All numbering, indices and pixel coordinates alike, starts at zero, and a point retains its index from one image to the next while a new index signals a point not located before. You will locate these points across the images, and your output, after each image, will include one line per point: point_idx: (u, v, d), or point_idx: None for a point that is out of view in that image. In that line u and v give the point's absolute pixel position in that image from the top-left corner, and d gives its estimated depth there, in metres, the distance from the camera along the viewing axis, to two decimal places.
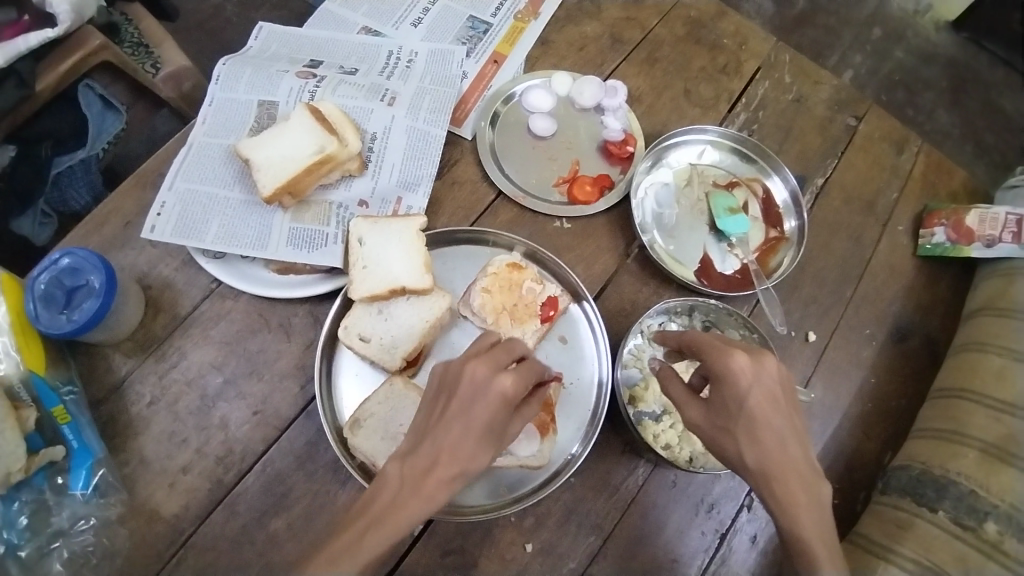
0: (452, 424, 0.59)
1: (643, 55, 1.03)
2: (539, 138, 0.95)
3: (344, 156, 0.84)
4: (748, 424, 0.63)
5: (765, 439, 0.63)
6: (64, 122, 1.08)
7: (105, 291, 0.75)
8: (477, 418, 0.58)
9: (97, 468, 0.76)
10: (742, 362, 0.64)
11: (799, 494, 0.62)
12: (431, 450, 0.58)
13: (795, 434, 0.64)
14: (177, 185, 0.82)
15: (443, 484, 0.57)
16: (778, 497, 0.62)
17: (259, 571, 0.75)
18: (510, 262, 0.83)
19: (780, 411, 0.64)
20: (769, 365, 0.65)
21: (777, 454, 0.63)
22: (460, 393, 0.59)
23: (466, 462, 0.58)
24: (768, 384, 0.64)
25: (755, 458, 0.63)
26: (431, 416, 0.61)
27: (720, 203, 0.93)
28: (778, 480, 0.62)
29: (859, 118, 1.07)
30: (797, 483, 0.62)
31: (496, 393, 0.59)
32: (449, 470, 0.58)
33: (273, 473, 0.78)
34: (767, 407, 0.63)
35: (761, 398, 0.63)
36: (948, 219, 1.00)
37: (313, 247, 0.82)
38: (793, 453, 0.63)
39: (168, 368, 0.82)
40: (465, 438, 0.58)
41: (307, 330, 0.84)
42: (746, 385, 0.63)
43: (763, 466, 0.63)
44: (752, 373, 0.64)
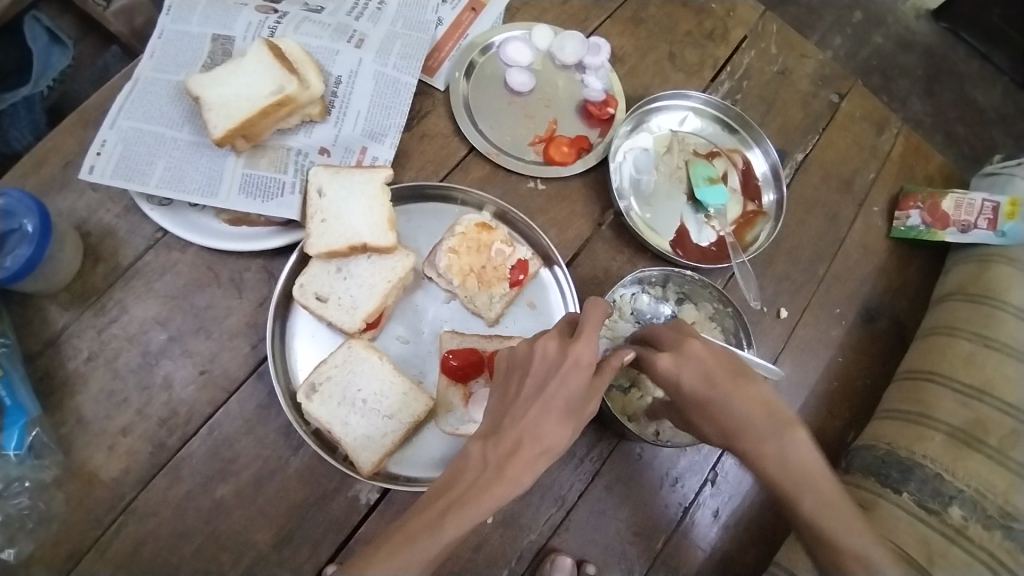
0: (528, 407, 0.56)
1: (628, 14, 0.99)
2: (516, 94, 0.90)
3: (304, 100, 0.77)
4: (697, 406, 0.66)
5: (716, 415, 0.64)
6: (9, 57, 1.05)
7: (39, 238, 0.69)
8: (558, 393, 0.56)
9: (31, 427, 0.70)
10: (665, 360, 0.67)
11: (765, 444, 0.62)
12: (512, 433, 0.54)
13: (739, 394, 0.63)
14: (120, 123, 0.75)
15: (527, 465, 0.53)
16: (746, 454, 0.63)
17: (204, 540, 0.71)
18: (480, 223, 0.79)
19: (722, 382, 0.64)
20: (694, 347, 0.66)
21: (728, 417, 0.63)
22: (533, 372, 0.58)
23: (551, 442, 0.54)
24: (694, 364, 0.66)
25: (714, 430, 0.65)
26: (506, 400, 0.58)
27: (699, 172, 0.91)
28: (739, 440, 0.63)
29: (841, 95, 1.05)
30: (759, 435, 0.62)
31: (570, 365, 0.58)
32: (534, 450, 0.54)
33: (220, 437, 0.73)
34: (705, 386, 0.65)
35: (693, 379, 0.65)
36: (924, 202, 0.99)
37: (267, 196, 0.76)
38: (744, 409, 0.63)
39: (107, 322, 0.76)
40: (548, 414, 0.55)
41: (260, 286, 0.79)
42: (675, 377, 0.66)
43: (723, 437, 0.65)
44: (676, 361, 0.66)
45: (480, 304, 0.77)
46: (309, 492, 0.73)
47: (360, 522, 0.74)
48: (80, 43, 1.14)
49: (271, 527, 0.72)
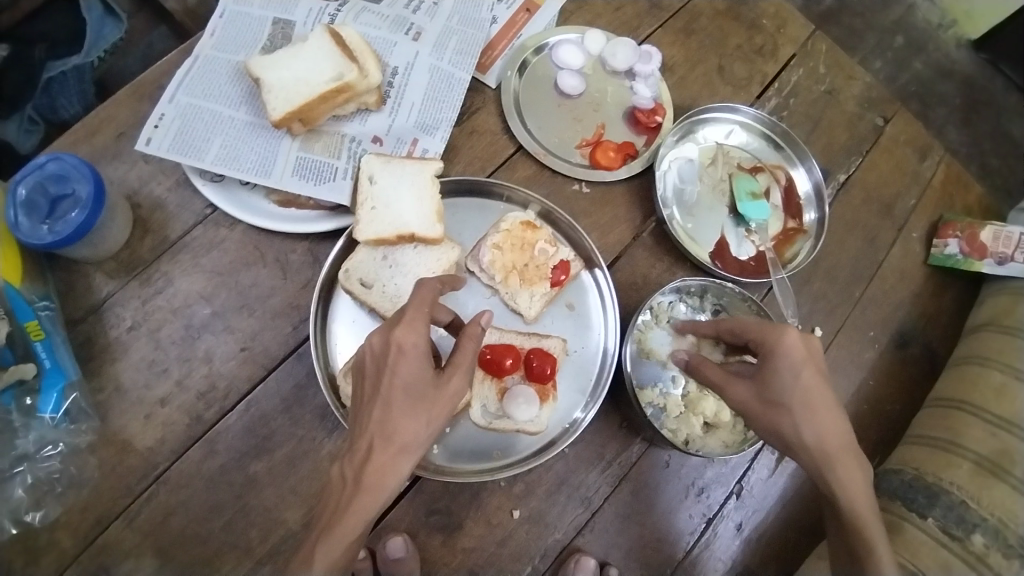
0: (371, 407, 0.59)
1: (680, 24, 0.99)
2: (566, 96, 0.90)
3: (362, 88, 0.78)
4: (801, 397, 0.65)
5: (824, 416, 0.66)
6: (60, 24, 1.02)
7: (92, 203, 0.70)
8: (392, 392, 0.58)
9: (69, 391, 0.71)
10: (794, 339, 0.66)
11: (848, 465, 0.67)
12: (362, 440, 0.58)
13: (834, 410, 0.67)
14: (179, 98, 0.77)
15: (383, 467, 0.57)
16: (830, 468, 0.67)
17: (234, 515, 0.72)
18: (525, 221, 0.79)
19: (832, 392, 0.68)
20: (815, 346, 0.67)
21: (832, 428, 0.67)
22: (367, 371, 0.60)
23: (401, 439, 0.58)
24: (817, 358, 0.67)
25: (812, 432, 0.66)
26: (358, 402, 0.61)
27: (742, 186, 0.90)
28: (834, 453, 0.67)
29: (886, 119, 1.05)
30: (849, 459, 0.68)
31: (394, 352, 0.58)
32: (387, 450, 0.57)
33: (256, 414, 0.74)
34: (822, 384, 0.66)
35: (812, 373, 0.66)
36: (962, 232, 0.98)
37: (320, 180, 0.77)
38: (838, 427, 0.67)
39: (152, 293, 0.77)
40: (391, 408, 0.58)
41: (305, 269, 0.79)
42: (800, 360, 0.65)
43: (819, 441, 0.66)
44: (804, 350, 0.66)
45: (521, 303, 0.77)
46: None
47: (389, 507, 0.73)
48: (132, 17, 1.16)
49: (301, 507, 0.73)
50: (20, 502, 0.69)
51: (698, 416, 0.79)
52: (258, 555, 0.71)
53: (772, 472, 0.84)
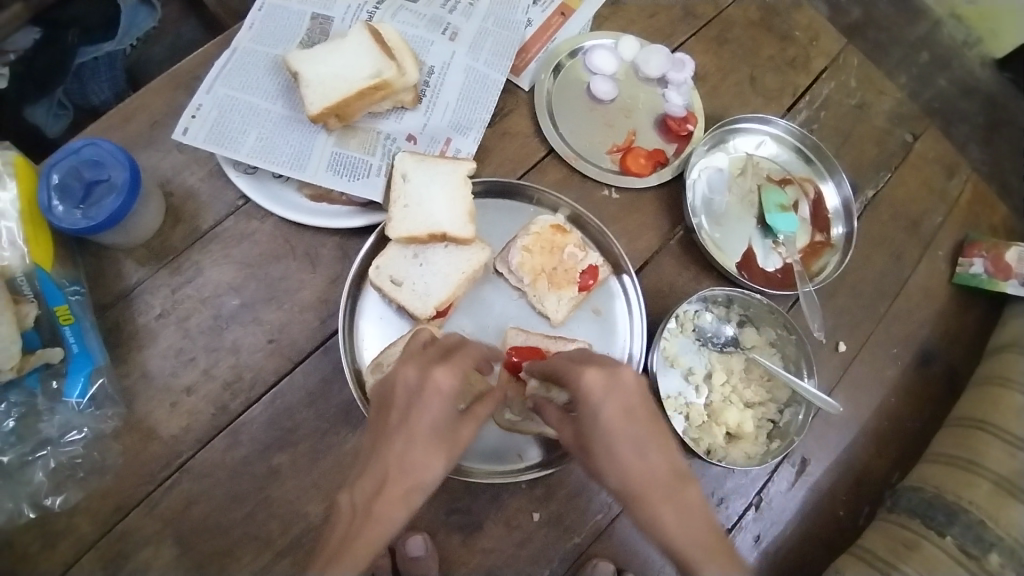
0: (394, 439, 0.55)
1: (713, 33, 0.99)
2: (597, 101, 0.90)
3: (399, 86, 0.79)
4: (601, 448, 0.55)
5: (623, 458, 0.54)
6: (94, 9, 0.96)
7: (129, 190, 0.70)
8: (418, 426, 0.55)
9: (96, 376, 0.72)
10: (591, 376, 0.56)
11: (664, 507, 0.53)
12: (378, 469, 0.54)
13: (632, 442, 0.55)
14: (217, 90, 0.77)
15: (398, 500, 0.53)
16: (639, 516, 0.54)
17: (255, 507, 0.72)
18: (554, 225, 0.79)
19: (637, 421, 0.55)
20: (629, 376, 0.57)
21: (636, 467, 0.54)
22: (396, 402, 0.56)
23: (417, 474, 0.54)
24: (625, 393, 0.56)
25: (615, 477, 0.54)
26: (378, 431, 0.57)
27: (771, 198, 0.90)
28: (642, 498, 0.53)
29: (915, 136, 1.04)
30: (660, 495, 0.53)
31: (432, 391, 0.55)
32: (402, 486, 0.53)
33: (282, 407, 0.75)
34: (623, 422, 0.55)
35: (617, 409, 0.55)
36: (988, 252, 0.98)
37: (354, 176, 0.78)
38: (638, 464, 0.54)
39: (182, 282, 0.77)
40: (415, 443, 0.54)
41: (335, 263, 0.80)
42: (597, 401, 0.55)
43: (623, 486, 0.54)
44: (607, 383, 0.56)
45: (548, 306, 0.77)
46: None
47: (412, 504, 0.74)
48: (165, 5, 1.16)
49: (322, 501, 0.73)
50: (40, 487, 0.69)
51: (721, 426, 0.80)
52: (279, 547, 0.71)
53: (792, 485, 0.86)
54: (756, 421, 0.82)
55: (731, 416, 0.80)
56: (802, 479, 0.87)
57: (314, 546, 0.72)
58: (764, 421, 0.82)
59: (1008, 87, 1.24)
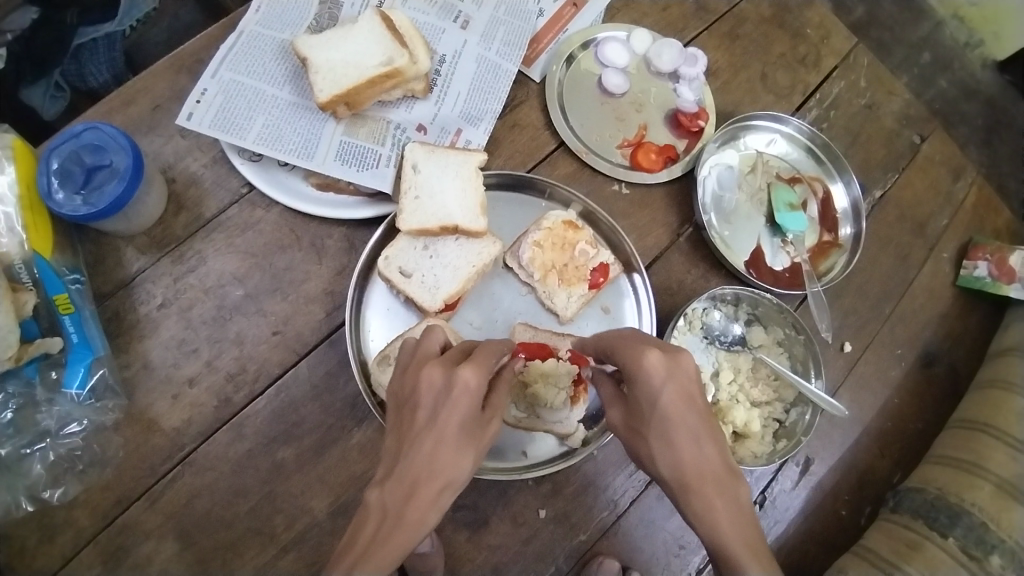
0: (424, 438, 0.52)
1: (725, 28, 0.98)
2: (609, 94, 0.89)
3: (411, 74, 0.78)
4: (658, 425, 0.54)
5: (677, 441, 0.53)
6: None
7: (131, 175, 0.68)
8: (448, 423, 0.52)
9: (96, 367, 0.70)
10: (655, 358, 0.55)
11: (717, 499, 0.51)
12: (408, 470, 0.50)
13: (688, 432, 0.53)
14: (222, 74, 0.75)
15: (430, 504, 0.49)
16: (690, 506, 0.51)
17: (259, 501, 0.71)
18: (566, 220, 0.78)
19: (696, 411, 0.54)
20: (689, 364, 0.55)
21: (690, 456, 0.52)
22: (423, 404, 0.53)
23: (448, 476, 0.50)
24: (684, 382, 0.55)
25: (666, 463, 0.53)
26: (402, 435, 0.54)
27: (781, 196, 0.90)
28: (695, 487, 0.52)
29: (924, 137, 1.04)
30: (714, 487, 0.51)
31: (459, 390, 0.53)
32: (432, 486, 0.50)
33: (286, 400, 0.73)
34: (683, 407, 0.54)
35: (676, 395, 0.54)
36: (992, 255, 0.97)
37: (363, 166, 0.76)
38: (692, 455, 0.52)
39: (184, 271, 0.76)
40: (445, 442, 0.51)
41: (341, 255, 0.78)
42: (658, 383, 0.54)
43: (674, 471, 0.53)
44: (666, 370, 0.54)
45: (558, 302, 0.77)
46: (368, 465, 0.73)
47: None
48: None
49: (327, 496, 0.72)
50: (38, 480, 0.68)
51: (728, 425, 0.79)
52: (282, 542, 0.70)
53: (796, 484, 0.87)
54: (763, 420, 0.82)
55: (738, 415, 0.79)
56: (806, 478, 0.87)
57: (318, 540, 0.71)
58: (770, 421, 0.82)
59: (1008, 89, 1.23)
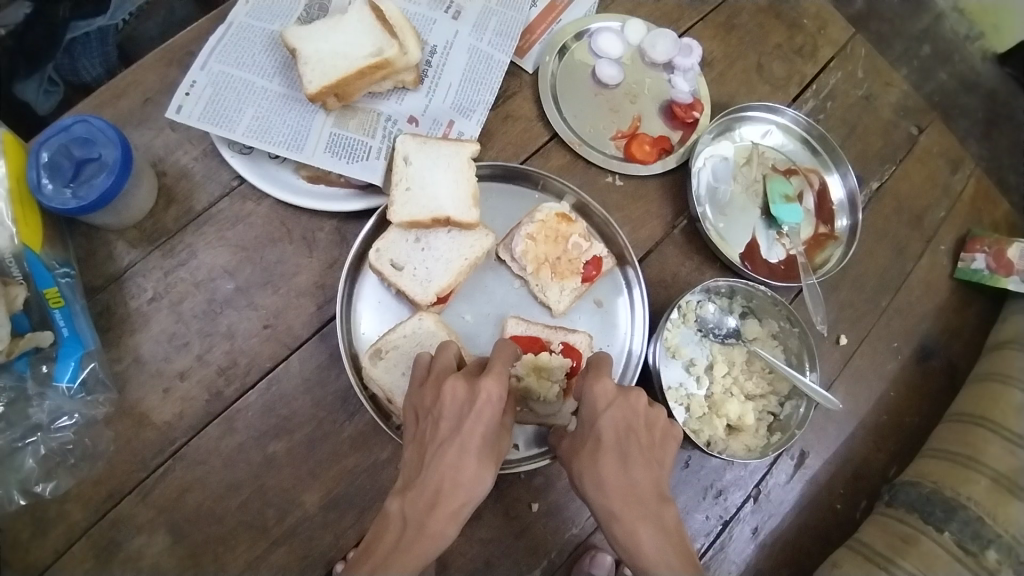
0: (446, 449, 0.54)
1: (721, 19, 0.97)
2: (602, 86, 0.88)
3: (401, 65, 0.77)
4: (593, 449, 0.58)
5: (606, 465, 0.57)
6: None
7: (120, 169, 0.67)
8: (470, 434, 0.55)
9: (86, 361, 0.70)
10: (602, 385, 0.60)
11: (640, 526, 0.54)
12: (432, 481, 0.53)
13: (617, 456, 0.57)
14: (211, 66, 0.74)
15: (452, 516, 0.52)
16: (615, 530, 0.55)
17: (251, 495, 0.71)
18: (559, 212, 0.78)
19: (634, 441, 0.58)
20: (637, 400, 0.60)
21: (619, 481, 0.56)
22: (445, 415, 0.56)
23: (469, 489, 0.53)
24: (627, 412, 0.59)
25: (594, 486, 0.57)
26: (424, 444, 0.56)
27: (776, 188, 0.89)
28: (620, 514, 0.55)
29: (921, 128, 1.03)
30: (638, 513, 0.54)
31: (482, 401, 0.56)
32: (455, 499, 0.53)
33: (278, 393, 0.73)
34: (619, 434, 0.58)
35: (615, 423, 0.58)
36: (989, 248, 0.96)
37: (353, 158, 0.76)
38: (620, 480, 0.56)
39: (175, 265, 0.75)
40: (467, 455, 0.54)
41: (332, 248, 0.78)
42: (599, 409, 0.59)
43: (603, 497, 0.56)
44: (612, 398, 0.59)
45: (550, 295, 0.76)
46: (359, 459, 0.73)
47: None
48: None
49: (319, 489, 0.72)
50: (30, 474, 0.68)
51: (721, 417, 0.79)
52: (274, 536, 0.70)
53: (790, 477, 0.86)
54: (757, 413, 0.82)
55: (732, 408, 0.79)
56: (800, 471, 0.87)
57: (310, 534, 0.71)
58: (764, 414, 0.82)
59: (1008, 82, 1.22)
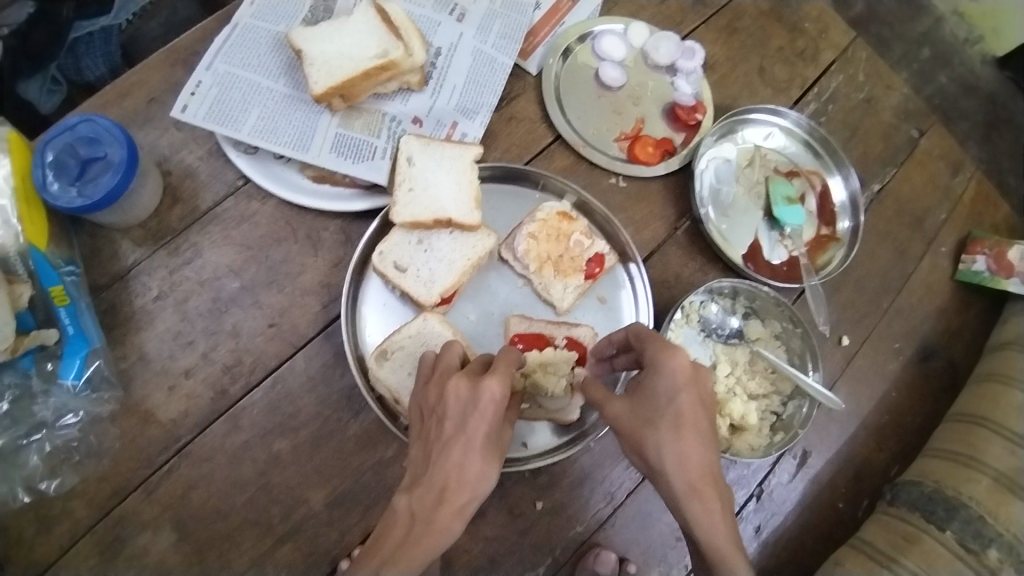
0: (451, 447, 0.54)
1: (723, 22, 0.98)
2: (606, 88, 0.89)
3: (406, 66, 0.77)
4: (671, 422, 0.56)
5: (688, 440, 0.55)
6: None
7: (125, 168, 0.68)
8: (475, 431, 0.54)
9: (91, 359, 0.70)
10: (686, 360, 0.57)
11: (716, 501, 0.55)
12: (437, 478, 0.53)
13: (698, 435, 0.55)
14: (217, 66, 0.75)
15: (457, 512, 0.52)
16: (690, 502, 0.54)
17: (256, 493, 0.71)
18: (561, 212, 0.78)
19: (709, 417, 0.57)
20: (708, 378, 0.58)
21: (697, 457, 0.55)
22: (449, 414, 0.56)
23: (475, 486, 0.53)
24: (704, 390, 0.57)
25: (672, 459, 0.54)
26: (430, 442, 0.56)
27: (778, 190, 0.89)
28: (699, 488, 0.55)
29: (922, 131, 1.03)
30: (714, 489, 0.55)
31: (485, 400, 0.55)
32: (459, 496, 0.52)
33: (282, 392, 0.73)
34: (700, 410, 0.56)
35: (695, 399, 0.56)
36: (990, 249, 0.97)
37: (358, 158, 0.76)
38: (698, 456, 0.55)
39: (180, 263, 0.75)
40: (472, 452, 0.54)
41: (337, 247, 0.78)
42: (681, 384, 0.56)
43: (679, 471, 0.54)
44: (694, 375, 0.57)
45: (554, 294, 0.76)
46: (363, 458, 0.73)
47: None
48: None
49: (323, 487, 0.72)
50: (34, 471, 0.68)
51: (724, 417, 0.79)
52: (278, 534, 0.70)
53: (793, 477, 0.86)
54: (759, 413, 0.82)
55: (736, 408, 0.78)
56: (803, 471, 0.87)
57: (315, 532, 0.71)
58: (767, 414, 0.82)
59: (1007, 85, 1.22)
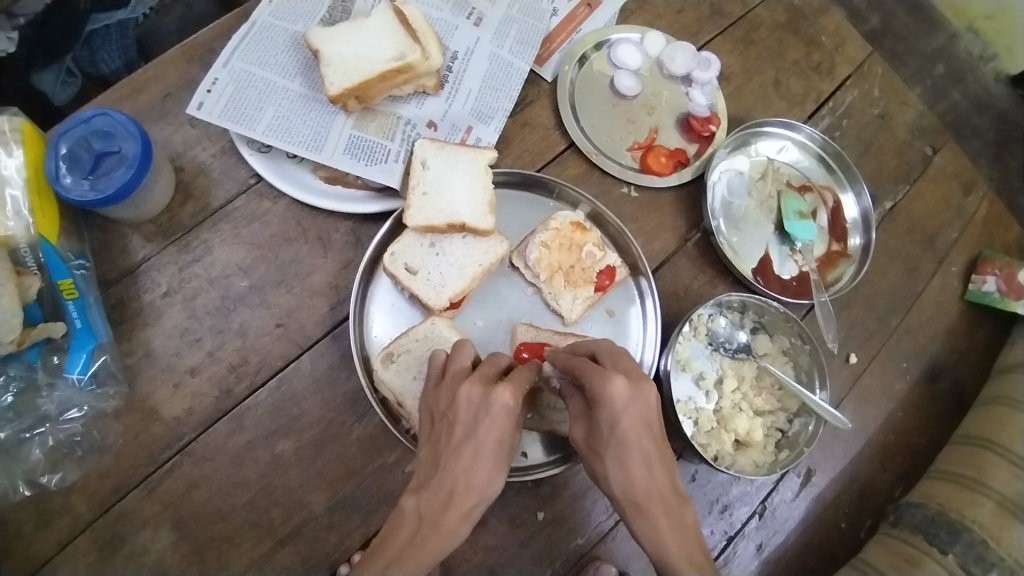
0: (462, 452, 0.54)
1: (739, 33, 0.98)
2: (620, 96, 0.89)
3: (422, 70, 0.77)
4: (615, 448, 0.55)
5: (632, 463, 0.55)
6: None
7: (140, 162, 0.67)
8: (485, 437, 0.54)
9: (98, 354, 0.70)
10: (619, 387, 0.55)
11: (661, 521, 0.54)
12: (445, 483, 0.53)
13: (642, 458, 0.55)
14: (233, 64, 0.75)
15: (465, 515, 0.52)
16: (640, 523, 0.55)
17: (257, 493, 0.71)
18: (574, 222, 0.78)
19: (653, 436, 0.56)
20: (650, 394, 0.56)
21: (642, 477, 0.55)
22: (461, 419, 0.56)
23: (483, 490, 0.53)
24: (644, 409, 0.56)
25: (617, 483, 0.55)
26: (439, 445, 0.56)
27: (790, 205, 0.89)
28: (644, 507, 0.54)
29: (936, 149, 1.03)
30: (660, 507, 0.54)
31: (498, 408, 0.55)
32: (468, 500, 0.53)
33: (287, 393, 0.73)
34: (641, 432, 0.55)
35: (635, 422, 0.55)
36: (1001, 270, 0.97)
37: (371, 161, 0.76)
38: (644, 477, 0.55)
39: (190, 260, 0.75)
40: (481, 458, 0.54)
41: (347, 249, 0.78)
42: (618, 410, 0.55)
43: (627, 492, 0.55)
44: (629, 399, 0.55)
45: (563, 304, 0.76)
46: (366, 461, 0.73)
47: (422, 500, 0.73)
48: None
49: (325, 490, 0.72)
50: (36, 464, 0.68)
51: (730, 433, 0.79)
52: (279, 535, 0.70)
53: (796, 495, 0.86)
54: (765, 429, 0.81)
55: (741, 424, 0.79)
56: (806, 489, 0.87)
57: (315, 535, 0.71)
58: (772, 430, 0.82)
59: None
